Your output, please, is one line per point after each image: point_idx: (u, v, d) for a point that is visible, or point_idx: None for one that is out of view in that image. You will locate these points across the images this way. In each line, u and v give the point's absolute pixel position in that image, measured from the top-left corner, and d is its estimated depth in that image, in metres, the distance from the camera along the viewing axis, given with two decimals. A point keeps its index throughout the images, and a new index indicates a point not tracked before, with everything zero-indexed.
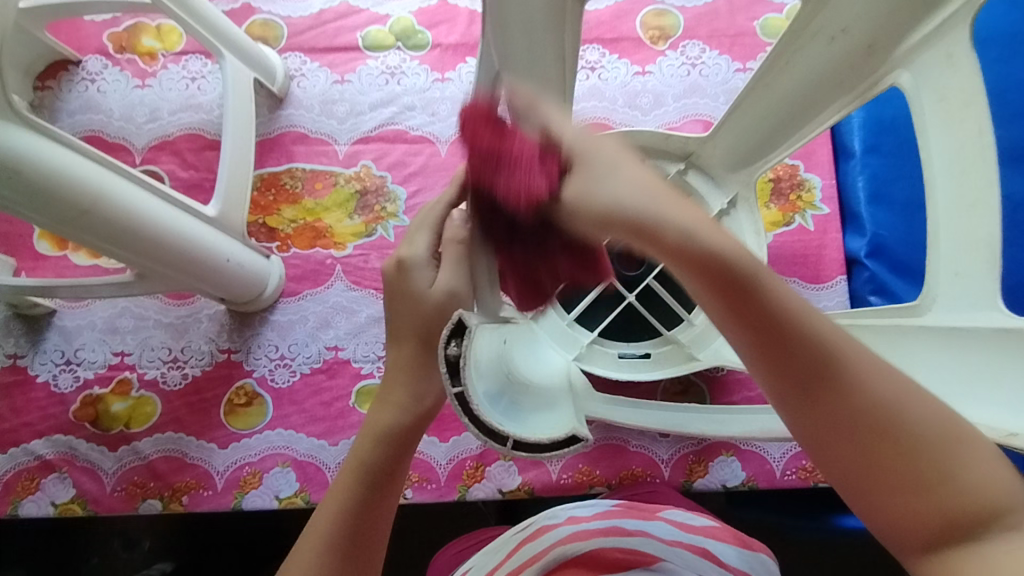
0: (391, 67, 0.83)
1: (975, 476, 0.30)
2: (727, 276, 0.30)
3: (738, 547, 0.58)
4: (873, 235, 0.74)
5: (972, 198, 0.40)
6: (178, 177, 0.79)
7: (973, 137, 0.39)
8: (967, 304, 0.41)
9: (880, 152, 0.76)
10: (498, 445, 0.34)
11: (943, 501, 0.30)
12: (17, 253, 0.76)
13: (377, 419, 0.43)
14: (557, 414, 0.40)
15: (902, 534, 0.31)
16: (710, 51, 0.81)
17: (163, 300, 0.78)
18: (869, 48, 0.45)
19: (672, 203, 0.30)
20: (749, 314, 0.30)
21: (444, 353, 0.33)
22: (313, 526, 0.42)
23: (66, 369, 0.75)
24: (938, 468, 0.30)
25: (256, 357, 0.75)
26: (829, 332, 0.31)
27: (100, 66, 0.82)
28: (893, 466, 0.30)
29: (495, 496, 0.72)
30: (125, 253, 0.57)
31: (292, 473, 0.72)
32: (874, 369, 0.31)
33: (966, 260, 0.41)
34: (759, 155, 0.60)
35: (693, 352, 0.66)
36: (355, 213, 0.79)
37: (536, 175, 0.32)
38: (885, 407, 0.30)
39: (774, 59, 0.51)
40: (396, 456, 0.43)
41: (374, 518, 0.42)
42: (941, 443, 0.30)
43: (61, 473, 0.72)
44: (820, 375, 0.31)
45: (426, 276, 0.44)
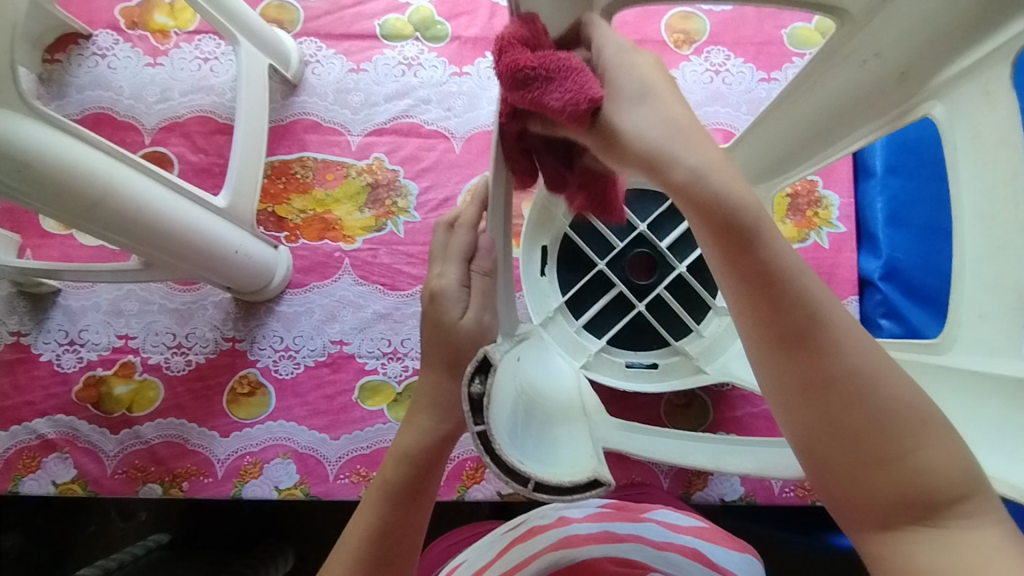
0: (408, 58, 0.81)
1: (936, 460, 0.30)
2: (726, 214, 0.31)
3: (727, 547, 0.57)
4: (888, 258, 0.74)
5: (1000, 242, 0.37)
6: (188, 160, 0.78)
7: (1005, 179, 0.36)
8: (986, 349, 0.39)
9: (902, 172, 0.75)
10: (520, 487, 0.35)
11: (894, 477, 0.30)
12: (22, 230, 0.76)
13: (400, 443, 0.45)
14: (578, 455, 0.40)
15: (861, 514, 0.31)
16: (735, 58, 0.80)
17: (169, 285, 0.77)
18: (901, 75, 0.43)
19: (689, 144, 0.32)
20: (743, 272, 0.31)
21: (468, 391, 0.36)
22: (344, 542, 0.45)
23: (69, 350, 0.75)
24: (898, 446, 0.30)
25: (260, 348, 0.75)
26: (819, 295, 0.31)
27: (111, 41, 0.81)
28: (855, 437, 0.30)
29: (494, 498, 0.72)
30: (132, 244, 0.57)
31: (292, 465, 0.72)
32: (855, 335, 0.31)
33: (992, 303, 0.38)
34: (783, 171, 0.56)
35: (702, 364, 0.65)
36: (365, 206, 0.78)
37: (586, 83, 0.34)
38: (864, 376, 0.30)
39: (799, 81, 0.49)
40: (420, 477, 0.44)
41: (401, 536, 0.44)
42: (903, 419, 0.30)
43: (62, 453, 0.73)
44: (800, 337, 0.31)
45: (457, 307, 0.43)
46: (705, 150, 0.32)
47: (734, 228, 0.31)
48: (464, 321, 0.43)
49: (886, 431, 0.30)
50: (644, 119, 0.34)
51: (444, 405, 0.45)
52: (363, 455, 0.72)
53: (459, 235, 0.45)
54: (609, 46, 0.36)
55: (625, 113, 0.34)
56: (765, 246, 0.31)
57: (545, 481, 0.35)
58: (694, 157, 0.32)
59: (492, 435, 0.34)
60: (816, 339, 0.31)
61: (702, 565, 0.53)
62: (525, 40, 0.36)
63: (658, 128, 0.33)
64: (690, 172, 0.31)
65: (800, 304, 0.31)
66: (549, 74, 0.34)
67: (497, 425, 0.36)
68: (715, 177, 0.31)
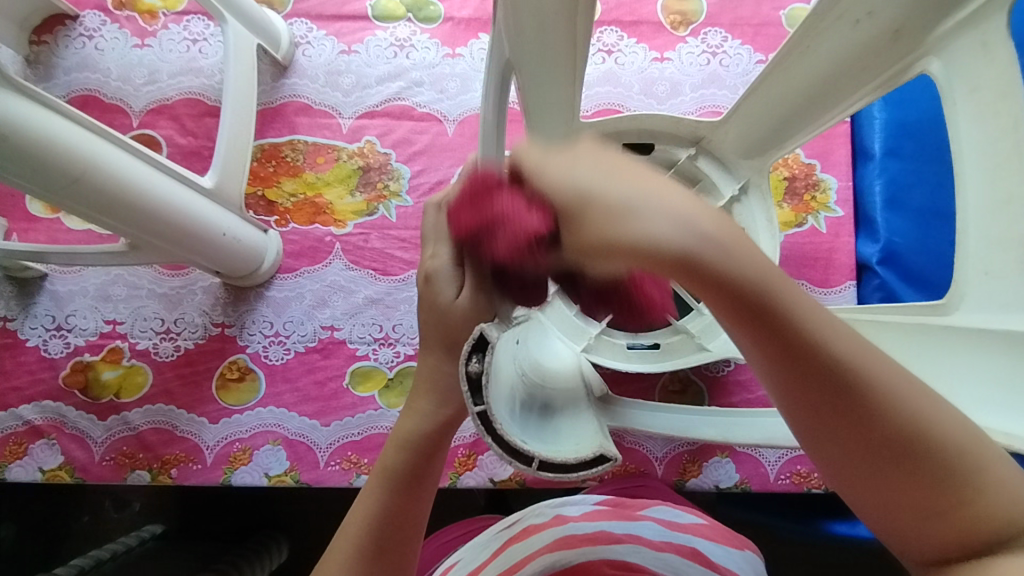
0: (400, 39, 0.80)
1: (994, 491, 0.27)
2: (745, 298, 0.26)
3: (726, 546, 0.56)
4: (886, 242, 0.73)
5: (1006, 193, 0.36)
6: (176, 143, 0.77)
7: (1008, 130, 0.35)
8: (993, 306, 0.37)
9: (902, 155, 0.74)
10: (524, 466, 0.34)
11: (956, 523, 0.28)
12: (8, 214, 0.74)
13: (401, 428, 0.44)
14: (582, 434, 0.39)
15: (920, 547, 0.29)
16: (732, 40, 0.78)
17: (158, 270, 0.76)
18: (895, 34, 0.41)
19: (664, 207, 0.25)
20: (766, 348, 0.27)
21: (466, 370, 0.34)
22: (343, 531, 0.44)
23: (56, 335, 0.74)
24: (957, 487, 0.27)
25: (250, 333, 0.74)
26: (854, 354, 0.27)
27: (98, 22, 0.79)
28: (912, 486, 0.28)
29: (486, 485, 0.71)
30: (116, 225, 0.56)
31: (282, 452, 0.71)
32: (900, 391, 0.27)
33: (997, 259, 0.37)
34: (777, 142, 0.56)
35: (704, 343, 0.63)
36: (356, 190, 0.77)
37: (520, 214, 0.30)
38: (910, 431, 0.27)
39: (792, 45, 0.48)
40: (420, 462, 0.43)
41: (403, 524, 0.43)
42: (958, 462, 0.27)
43: (49, 440, 0.72)
44: (842, 405, 0.27)
45: (451, 287, 0.42)
46: (649, 184, 0.26)
47: (751, 303, 0.26)
48: (459, 301, 0.41)
49: (942, 479, 0.27)
50: (600, 204, 0.26)
51: (443, 389, 0.44)
52: (354, 441, 0.71)
53: (450, 212, 0.44)
54: (555, 165, 0.28)
55: (553, 198, 0.27)
56: (792, 321, 0.26)
57: (550, 459, 0.34)
58: (666, 215, 0.25)
59: (492, 415, 0.34)
60: (857, 405, 0.27)
61: (702, 566, 0.51)
62: (472, 198, 0.35)
63: (616, 209, 0.25)
64: (680, 252, 0.25)
65: (834, 374, 0.27)
66: (493, 225, 0.33)
67: (497, 404, 0.35)
68: (722, 252, 0.25)
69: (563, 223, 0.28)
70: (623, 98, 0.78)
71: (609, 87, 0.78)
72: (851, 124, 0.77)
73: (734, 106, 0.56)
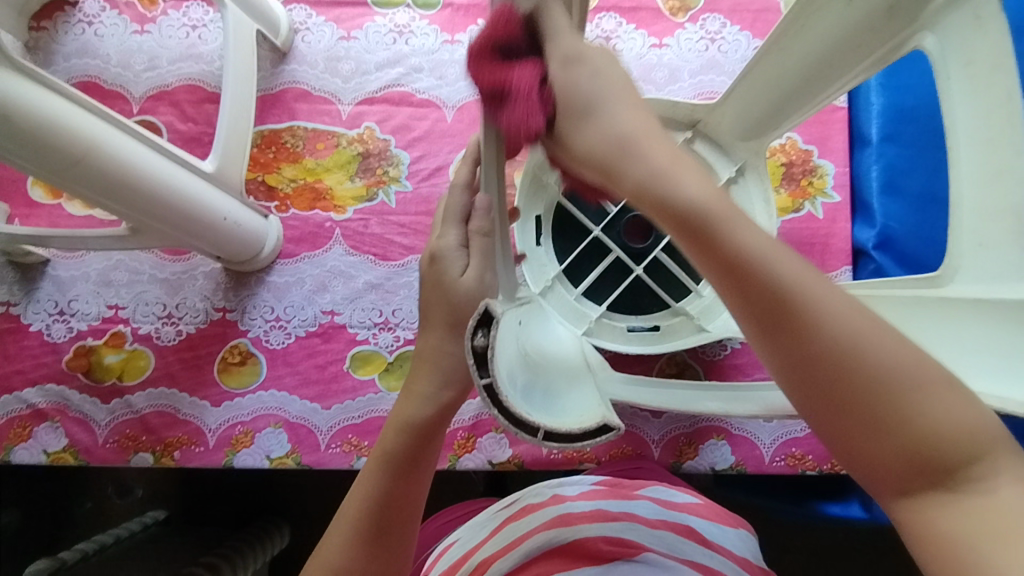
0: (399, 26, 0.80)
1: (940, 414, 0.26)
2: (681, 215, 0.29)
3: (720, 524, 0.57)
4: (882, 227, 0.73)
5: (1001, 164, 0.36)
6: (177, 129, 0.77)
7: (1000, 102, 0.36)
8: (988, 276, 0.38)
9: (898, 141, 0.74)
10: (529, 437, 0.34)
11: (903, 444, 0.26)
12: (10, 200, 0.75)
13: (401, 413, 0.44)
14: (585, 406, 0.40)
15: (878, 480, 0.28)
16: (731, 26, 0.78)
17: (159, 255, 0.77)
18: (890, 9, 0.41)
19: (638, 147, 0.31)
20: (712, 268, 0.29)
21: (471, 344, 0.35)
22: (345, 510, 0.45)
23: (59, 319, 0.75)
24: (904, 410, 0.26)
25: (251, 318, 0.75)
26: (782, 271, 0.28)
27: (97, 8, 0.79)
28: (859, 413, 0.27)
29: (485, 467, 0.72)
30: (118, 207, 0.56)
31: (284, 435, 0.72)
32: (833, 310, 0.27)
33: (994, 231, 0.38)
34: (777, 119, 0.56)
35: (703, 323, 0.64)
36: (356, 175, 0.77)
37: (531, 110, 0.33)
38: (845, 348, 0.27)
39: (788, 25, 0.48)
40: (420, 446, 0.43)
41: (402, 506, 0.44)
42: (893, 384, 0.26)
43: (53, 422, 0.72)
44: (775, 321, 0.28)
45: (457, 264, 0.44)
46: (630, 110, 0.33)
47: (693, 223, 0.29)
48: (464, 278, 0.43)
49: (879, 399, 0.26)
50: (599, 117, 0.33)
51: (445, 370, 0.43)
52: (354, 425, 0.72)
53: (454, 195, 0.45)
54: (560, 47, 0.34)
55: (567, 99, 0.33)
56: (726, 236, 0.28)
57: (555, 429, 0.35)
58: (642, 163, 0.31)
59: (498, 386, 0.34)
60: (793, 318, 0.27)
61: (698, 543, 0.52)
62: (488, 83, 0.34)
63: (611, 128, 0.32)
64: (661, 199, 0.30)
65: (769, 286, 0.27)
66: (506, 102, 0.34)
67: (502, 377, 0.35)
68: (666, 178, 0.30)
69: (568, 116, 0.34)
70: None
71: None
72: (848, 109, 0.77)
73: (730, 90, 0.57)
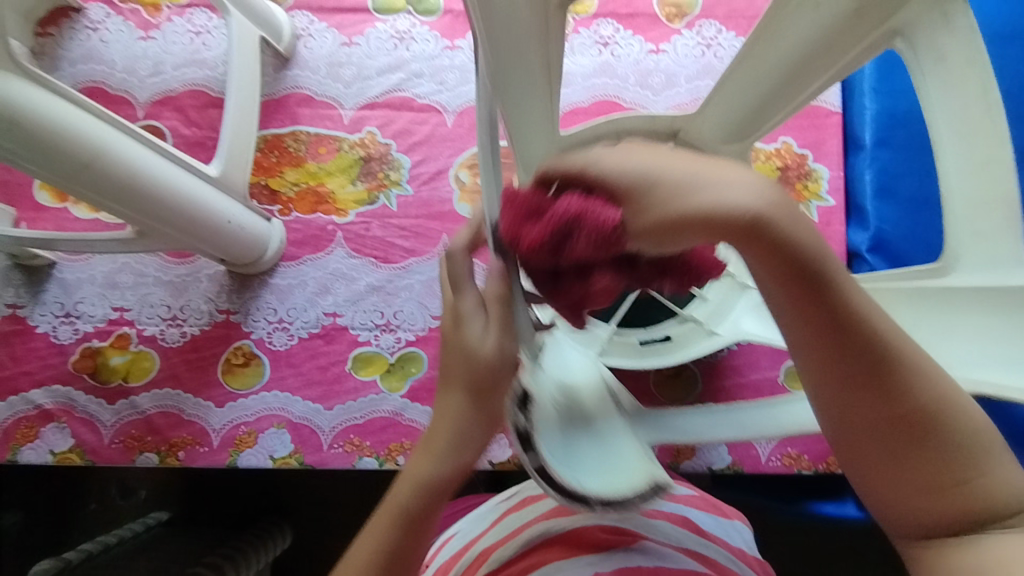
0: (400, 32, 0.81)
1: (989, 474, 0.31)
2: (795, 275, 0.29)
3: (714, 514, 0.58)
4: (876, 230, 0.74)
5: (984, 155, 0.39)
6: (181, 134, 0.78)
7: (976, 96, 0.39)
8: (989, 265, 0.39)
9: (891, 145, 0.76)
10: (586, 507, 0.39)
11: (953, 500, 0.31)
12: (16, 203, 0.76)
13: (417, 467, 0.44)
14: (630, 457, 0.43)
15: (913, 521, 0.33)
16: (727, 32, 0.80)
17: (164, 258, 0.78)
18: (858, 12, 0.42)
19: (729, 188, 0.28)
20: (809, 326, 0.30)
21: (515, 426, 0.40)
22: (349, 560, 0.44)
23: (65, 321, 0.76)
24: (965, 469, 0.31)
25: (254, 319, 0.76)
26: (891, 333, 0.30)
27: (103, 15, 0.81)
28: (923, 462, 0.31)
29: (485, 467, 0.74)
30: (125, 211, 0.57)
31: (287, 435, 0.73)
32: (928, 371, 0.31)
33: (984, 222, 0.40)
34: (761, 117, 0.53)
35: (711, 327, 0.64)
36: (357, 179, 0.78)
37: (598, 214, 0.32)
38: (932, 408, 0.31)
39: (761, 29, 0.47)
40: (432, 502, 0.43)
41: (409, 556, 0.43)
42: (957, 446, 0.31)
43: (60, 423, 0.73)
44: (878, 377, 0.30)
45: (477, 326, 0.44)
46: (701, 163, 0.30)
47: (808, 287, 0.29)
48: (487, 345, 0.43)
49: (944, 456, 0.31)
50: (666, 181, 0.30)
51: (463, 434, 0.44)
52: (356, 425, 0.73)
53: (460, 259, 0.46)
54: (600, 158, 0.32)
55: (614, 180, 0.31)
56: (841, 299, 0.30)
57: (608, 499, 0.39)
58: (736, 193, 0.28)
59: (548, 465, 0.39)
60: (894, 374, 0.30)
61: (695, 533, 0.53)
62: (529, 209, 0.35)
63: (677, 172, 0.30)
64: (748, 225, 0.28)
65: (875, 345, 0.30)
66: (568, 227, 0.33)
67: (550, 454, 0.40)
68: (791, 237, 0.28)
69: (634, 203, 0.31)
70: (620, 90, 0.79)
71: (605, 79, 0.79)
72: (842, 115, 0.78)
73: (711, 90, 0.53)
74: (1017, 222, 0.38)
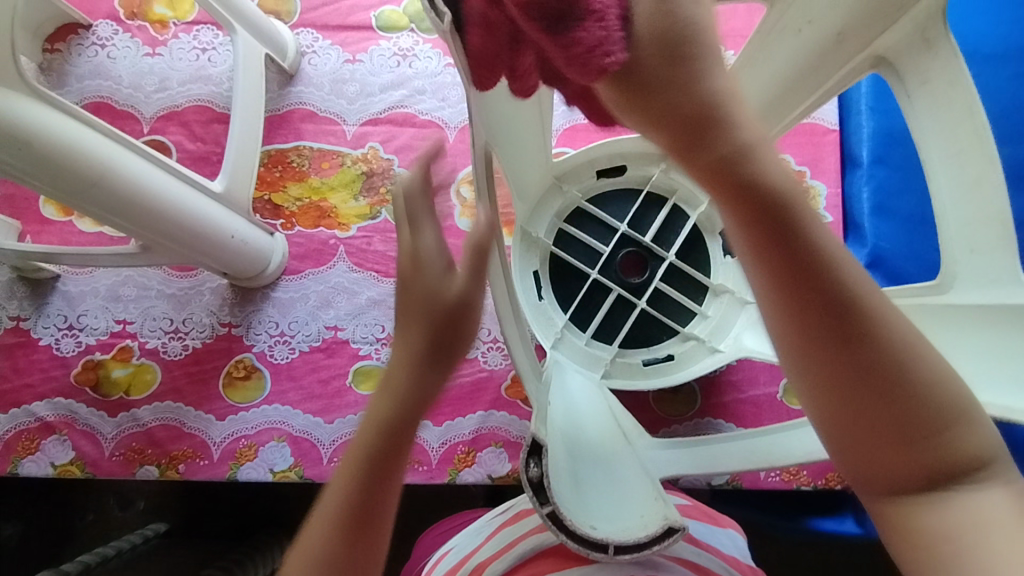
0: (403, 49, 0.82)
1: (960, 427, 0.31)
2: (762, 207, 0.30)
3: (708, 523, 0.58)
4: (873, 247, 0.74)
5: (975, 175, 0.39)
6: (186, 149, 0.79)
7: (963, 118, 0.39)
8: (985, 282, 0.40)
9: (888, 163, 0.76)
10: (602, 554, 0.39)
11: (925, 452, 0.31)
12: (22, 216, 0.77)
13: (373, 412, 0.39)
14: (639, 497, 0.43)
15: (886, 479, 0.32)
16: (725, 51, 0.81)
17: (167, 271, 0.79)
18: (838, 36, 0.43)
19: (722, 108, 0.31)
20: (772, 266, 0.31)
21: (526, 475, 0.39)
22: (305, 535, 0.39)
23: (68, 334, 0.76)
24: (937, 422, 0.31)
25: (256, 332, 0.76)
26: (851, 276, 0.31)
27: (110, 31, 0.82)
28: (891, 414, 0.31)
29: (485, 481, 0.74)
30: (130, 227, 0.58)
31: (287, 448, 0.73)
32: (892, 317, 0.31)
33: (978, 237, 0.40)
34: None
35: (715, 343, 0.65)
36: (360, 194, 0.79)
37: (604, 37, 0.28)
38: (900, 356, 0.31)
39: (743, 59, 0.48)
40: (393, 451, 0.39)
41: (376, 504, 0.38)
42: (931, 400, 0.31)
43: (61, 435, 0.74)
44: (841, 322, 0.31)
45: (440, 266, 0.39)
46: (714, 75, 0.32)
47: (771, 218, 0.30)
48: (453, 286, 0.39)
49: (914, 407, 0.31)
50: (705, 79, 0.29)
51: (418, 386, 0.39)
52: None
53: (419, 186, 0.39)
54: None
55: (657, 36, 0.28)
56: (802, 235, 0.31)
57: (622, 543, 0.39)
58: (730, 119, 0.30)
59: (560, 512, 0.38)
60: (857, 320, 0.31)
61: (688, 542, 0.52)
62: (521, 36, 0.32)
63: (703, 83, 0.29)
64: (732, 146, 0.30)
65: (836, 287, 0.31)
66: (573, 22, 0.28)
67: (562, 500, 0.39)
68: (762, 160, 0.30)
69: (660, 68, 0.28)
70: None
71: None
72: (839, 132, 0.80)
73: None
74: (1010, 240, 0.38)
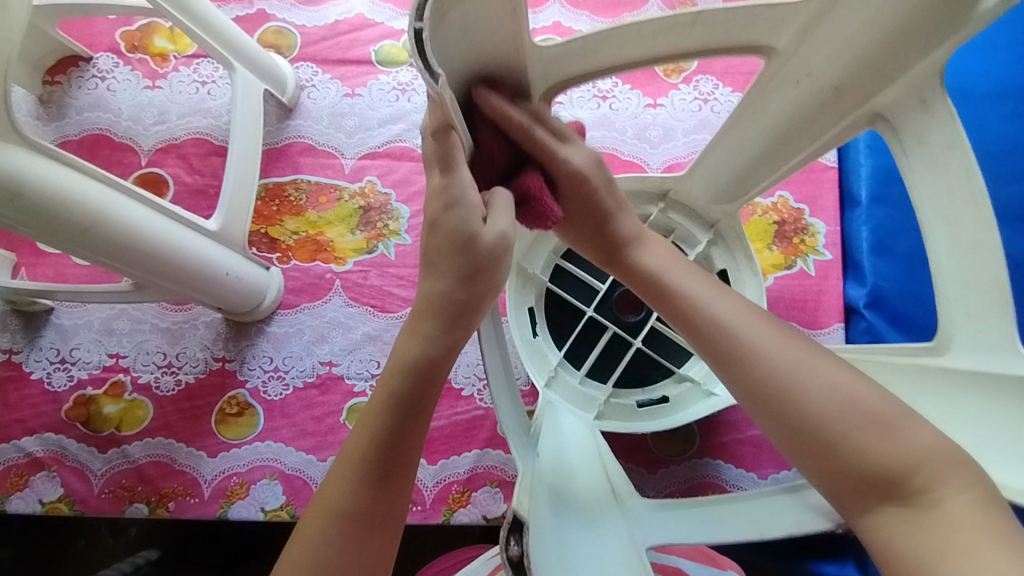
0: (402, 83, 0.83)
1: (877, 442, 0.35)
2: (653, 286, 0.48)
3: (704, 564, 0.57)
4: (873, 286, 0.74)
5: (971, 240, 0.38)
6: (183, 181, 0.79)
7: (960, 182, 0.38)
8: (983, 347, 0.39)
9: (887, 202, 0.76)
10: None
11: (845, 465, 0.36)
12: (17, 249, 0.76)
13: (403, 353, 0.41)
14: (621, 559, 0.42)
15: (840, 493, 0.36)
16: (723, 87, 0.81)
17: (162, 304, 0.78)
18: (836, 90, 0.45)
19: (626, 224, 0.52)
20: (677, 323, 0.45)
21: (507, 554, 0.37)
22: (323, 491, 0.40)
23: (60, 368, 0.76)
24: (842, 436, 0.36)
25: (250, 367, 0.76)
26: (724, 322, 0.42)
27: (111, 64, 0.82)
28: (802, 435, 0.37)
29: (479, 521, 0.73)
30: (123, 268, 0.58)
31: (279, 486, 0.72)
32: (768, 352, 0.40)
33: (977, 302, 0.39)
34: (745, 183, 0.58)
35: (710, 387, 0.64)
36: (357, 229, 0.79)
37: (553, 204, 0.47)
38: (780, 385, 0.39)
39: (740, 111, 0.52)
40: (419, 393, 0.40)
41: (402, 455, 0.40)
42: (831, 418, 0.37)
43: (50, 472, 0.73)
44: (726, 362, 0.41)
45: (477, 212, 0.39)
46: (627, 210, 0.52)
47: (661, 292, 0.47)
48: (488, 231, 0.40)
49: (816, 427, 0.37)
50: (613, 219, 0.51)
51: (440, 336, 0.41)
52: None
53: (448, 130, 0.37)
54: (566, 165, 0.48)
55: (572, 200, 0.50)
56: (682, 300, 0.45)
57: None
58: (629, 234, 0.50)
59: None
60: (735, 357, 0.41)
61: None
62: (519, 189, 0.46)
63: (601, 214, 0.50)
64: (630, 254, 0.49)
65: (711, 330, 0.43)
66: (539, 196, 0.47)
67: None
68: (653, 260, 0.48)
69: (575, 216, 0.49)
70: (618, 142, 0.80)
71: (603, 131, 0.80)
72: (839, 169, 0.79)
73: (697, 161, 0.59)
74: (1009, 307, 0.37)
